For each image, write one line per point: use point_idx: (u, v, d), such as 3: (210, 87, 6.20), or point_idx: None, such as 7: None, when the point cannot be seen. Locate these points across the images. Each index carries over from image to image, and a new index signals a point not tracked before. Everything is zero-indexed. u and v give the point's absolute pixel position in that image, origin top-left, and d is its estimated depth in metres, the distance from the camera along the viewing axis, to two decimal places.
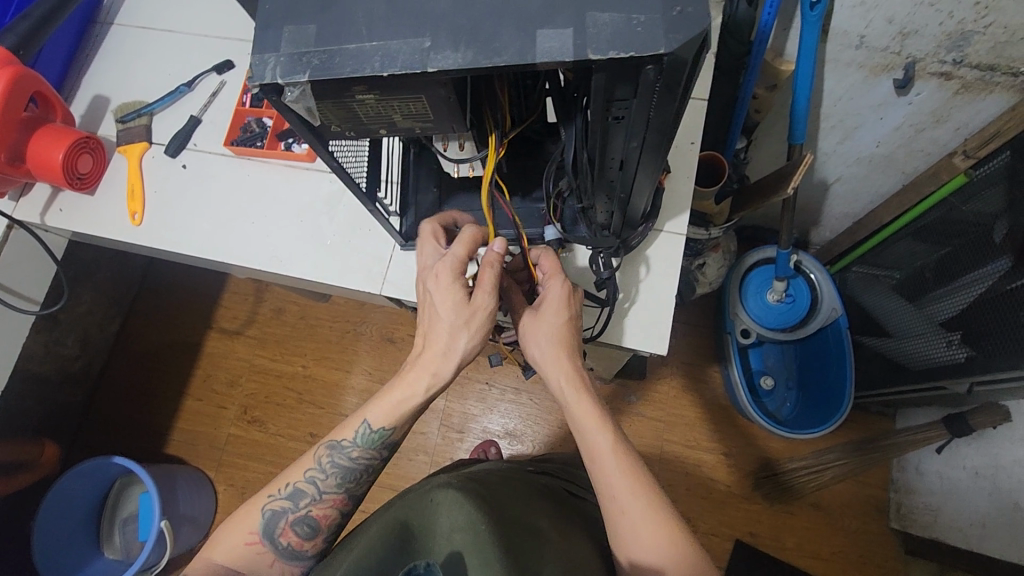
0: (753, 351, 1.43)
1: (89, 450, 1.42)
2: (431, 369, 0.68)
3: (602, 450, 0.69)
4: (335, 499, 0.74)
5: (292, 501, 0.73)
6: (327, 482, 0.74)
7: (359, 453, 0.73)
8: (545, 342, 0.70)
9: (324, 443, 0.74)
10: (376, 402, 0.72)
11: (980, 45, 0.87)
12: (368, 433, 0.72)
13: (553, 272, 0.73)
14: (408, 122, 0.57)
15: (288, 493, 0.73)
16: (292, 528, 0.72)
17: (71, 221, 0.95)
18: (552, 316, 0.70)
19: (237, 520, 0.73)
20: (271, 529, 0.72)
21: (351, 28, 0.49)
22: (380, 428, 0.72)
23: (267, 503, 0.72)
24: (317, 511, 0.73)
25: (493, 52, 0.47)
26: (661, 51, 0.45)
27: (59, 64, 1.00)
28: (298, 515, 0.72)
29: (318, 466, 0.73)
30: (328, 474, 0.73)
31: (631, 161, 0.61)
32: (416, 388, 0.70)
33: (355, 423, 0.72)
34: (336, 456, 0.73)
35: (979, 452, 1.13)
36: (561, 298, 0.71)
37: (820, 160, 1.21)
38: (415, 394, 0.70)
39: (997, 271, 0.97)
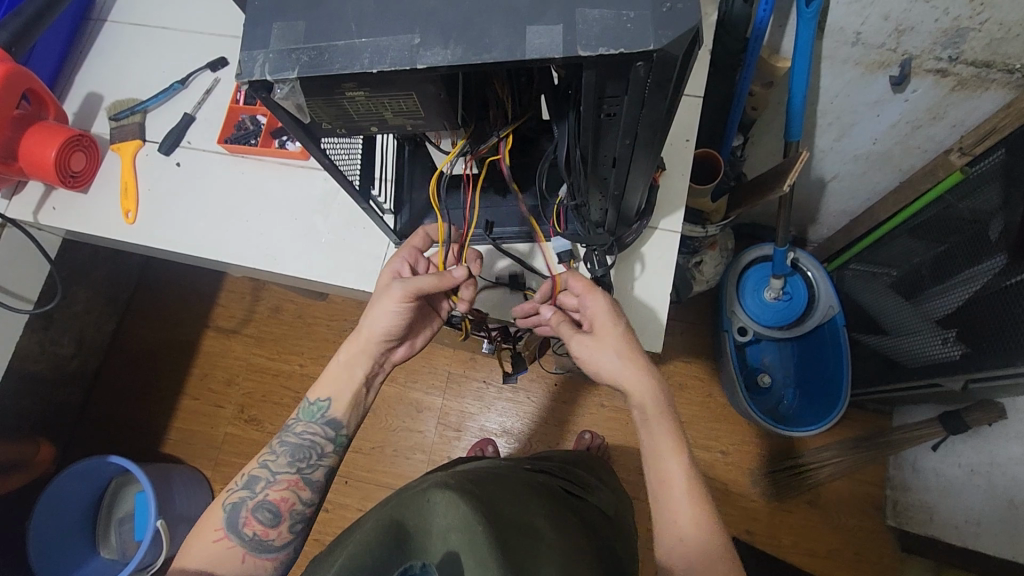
0: (750, 348, 1.43)
1: (85, 449, 1.41)
2: (351, 333, 0.78)
3: (663, 452, 0.71)
4: (290, 481, 0.75)
5: (249, 489, 0.74)
6: (279, 463, 0.76)
7: (305, 427, 0.77)
8: (608, 360, 0.72)
9: (274, 436, 0.78)
10: (320, 379, 0.80)
11: (975, 42, 0.87)
12: (308, 406, 0.78)
13: (588, 290, 0.72)
14: (399, 119, 0.57)
15: (245, 482, 0.75)
16: (253, 515, 0.73)
17: (65, 220, 0.95)
18: (609, 338, 0.72)
19: (204, 526, 0.74)
20: (234, 520, 0.73)
21: (341, 24, 0.49)
22: (318, 398, 0.78)
23: (226, 498, 0.74)
24: (274, 494, 0.74)
25: (483, 49, 0.47)
26: (652, 48, 0.45)
27: (52, 61, 0.99)
28: (256, 500, 0.73)
29: (271, 451, 0.77)
30: (280, 455, 0.76)
31: (624, 158, 0.60)
32: (338, 353, 0.79)
33: (298, 401, 0.79)
34: (286, 438, 0.77)
35: (975, 449, 1.13)
36: (608, 314, 0.72)
37: (817, 158, 1.21)
38: (337, 360, 0.79)
39: (992, 268, 0.97)
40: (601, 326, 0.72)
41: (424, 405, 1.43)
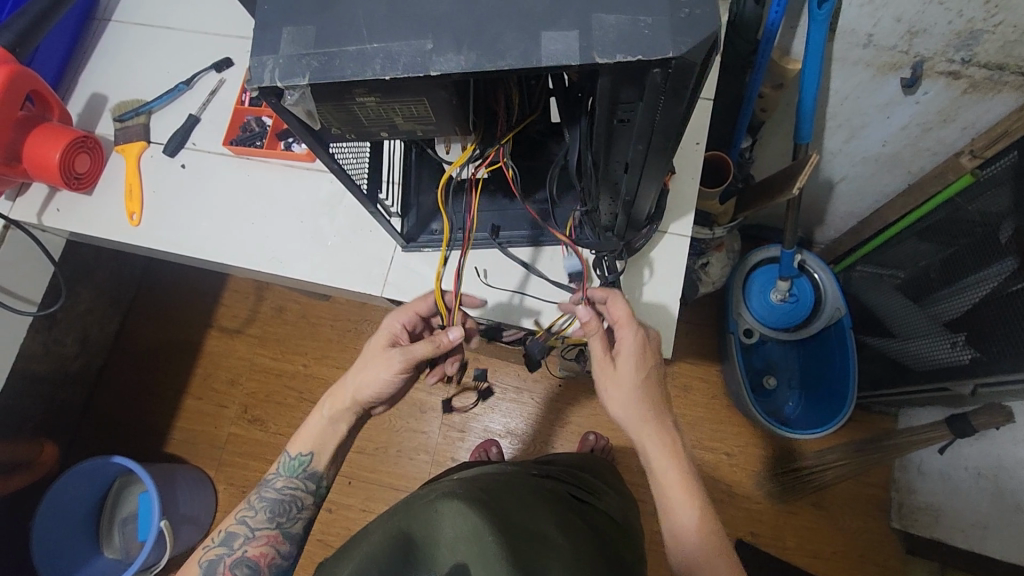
0: (756, 350, 1.42)
1: (89, 449, 1.41)
2: (334, 393, 0.77)
3: (671, 483, 0.73)
4: (269, 536, 0.75)
5: (227, 546, 0.73)
6: (258, 519, 0.75)
7: (285, 482, 0.76)
8: (626, 391, 0.72)
9: (252, 491, 0.77)
10: (300, 432, 0.79)
11: (989, 45, 0.86)
12: (289, 461, 0.77)
13: (624, 320, 0.72)
14: (410, 124, 0.56)
15: (222, 539, 0.74)
16: (232, 573, 0.72)
17: (68, 222, 0.94)
18: (633, 371, 0.72)
19: None
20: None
21: (352, 29, 0.48)
22: (299, 453, 0.77)
23: (203, 555, 0.73)
24: (252, 550, 0.73)
25: (497, 55, 0.46)
26: (669, 55, 0.44)
27: (56, 61, 0.98)
28: (234, 557, 0.72)
29: (249, 506, 0.76)
30: (258, 510, 0.75)
31: (636, 165, 0.60)
32: (320, 411, 0.78)
33: (278, 456, 0.78)
34: (265, 492, 0.76)
35: (981, 453, 1.12)
36: (638, 347, 0.72)
37: (825, 159, 1.20)
38: (320, 419, 0.78)
39: (1003, 272, 0.96)
40: (625, 358, 0.72)
41: (428, 406, 1.42)
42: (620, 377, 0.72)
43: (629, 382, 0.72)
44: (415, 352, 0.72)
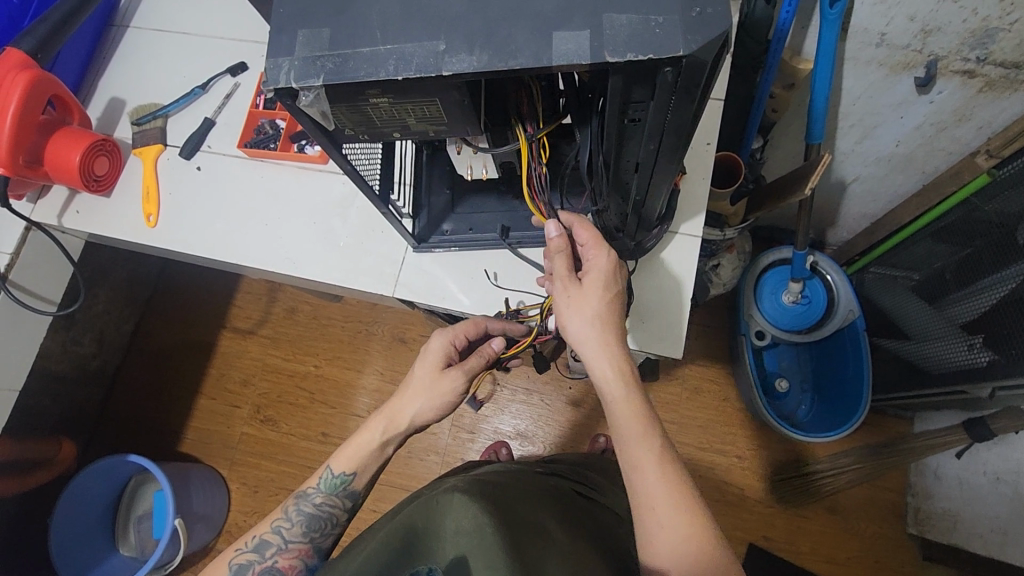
0: (768, 352, 1.41)
1: (104, 448, 1.43)
2: (390, 417, 0.74)
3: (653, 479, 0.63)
4: (300, 549, 0.75)
5: (259, 553, 0.73)
6: (292, 531, 0.75)
7: (324, 499, 0.76)
8: (580, 325, 0.67)
9: (290, 497, 0.77)
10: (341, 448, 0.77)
11: (1005, 43, 0.85)
12: (330, 478, 0.76)
13: (593, 243, 0.68)
14: (422, 125, 0.56)
15: (255, 544, 0.74)
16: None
17: (88, 224, 0.96)
18: (593, 292, 0.67)
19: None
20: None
21: (366, 31, 0.49)
22: (343, 473, 0.75)
23: (235, 557, 0.73)
24: (282, 561, 0.74)
25: (509, 55, 0.46)
26: (680, 53, 0.44)
27: (76, 66, 1.00)
28: (264, 565, 0.73)
29: (284, 515, 0.76)
30: (294, 523, 0.75)
31: (647, 163, 0.60)
32: (373, 431, 0.75)
33: (319, 469, 0.76)
34: (302, 505, 0.75)
35: (1001, 457, 1.11)
36: (603, 272, 0.68)
37: (838, 160, 1.19)
38: (372, 439, 0.75)
39: (1021, 273, 0.94)
40: (590, 282, 0.68)
41: None
42: (578, 303, 0.67)
43: (582, 311, 0.67)
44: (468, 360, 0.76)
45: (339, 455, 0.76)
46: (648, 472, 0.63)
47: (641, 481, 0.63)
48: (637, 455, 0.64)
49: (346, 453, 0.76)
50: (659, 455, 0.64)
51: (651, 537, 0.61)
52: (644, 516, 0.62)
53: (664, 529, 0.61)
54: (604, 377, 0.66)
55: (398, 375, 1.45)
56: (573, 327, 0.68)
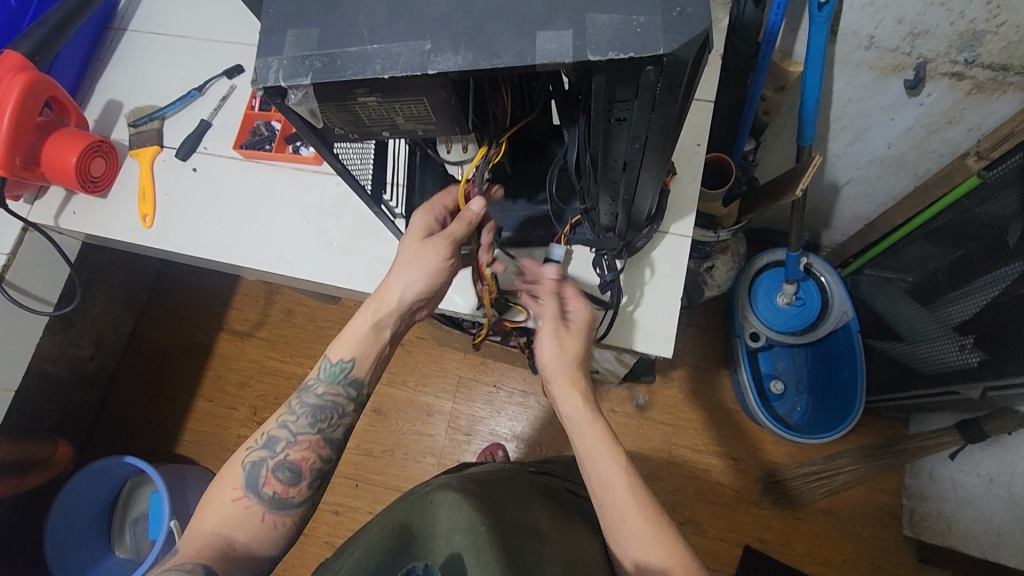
0: (763, 354, 1.41)
1: (102, 449, 1.44)
2: (378, 295, 0.73)
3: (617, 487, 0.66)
4: (311, 440, 0.73)
5: (269, 449, 0.72)
6: (299, 423, 0.73)
7: (327, 388, 0.74)
8: (554, 362, 0.72)
9: (294, 394, 0.75)
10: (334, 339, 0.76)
11: (992, 45, 0.86)
12: (329, 366, 0.75)
13: (576, 297, 0.76)
14: (411, 124, 0.57)
15: (265, 442, 0.72)
16: (274, 475, 0.71)
17: (84, 223, 0.96)
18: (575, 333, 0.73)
19: (220, 485, 0.71)
20: (254, 479, 0.70)
21: (354, 31, 0.50)
22: (341, 359, 0.74)
23: (246, 456, 0.72)
24: (294, 453, 0.72)
25: (493, 54, 0.47)
26: (661, 52, 0.45)
27: (74, 68, 1.02)
28: (277, 460, 0.71)
29: (290, 410, 0.74)
30: (300, 415, 0.74)
31: (634, 162, 0.61)
32: (363, 315, 0.74)
33: (318, 360, 0.75)
34: (306, 398, 0.74)
35: (995, 458, 1.11)
36: (585, 320, 0.74)
37: (830, 162, 1.20)
38: (364, 323, 0.74)
39: (1011, 273, 0.95)
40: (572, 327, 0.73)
41: (435, 408, 1.43)
42: (559, 339, 0.73)
43: (560, 350, 0.72)
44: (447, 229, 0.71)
45: (336, 343, 0.75)
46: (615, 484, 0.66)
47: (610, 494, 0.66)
48: (605, 471, 0.67)
49: (343, 343, 0.75)
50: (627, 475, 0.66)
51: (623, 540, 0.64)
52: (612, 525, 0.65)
53: (631, 538, 0.63)
54: (573, 409, 0.71)
55: (394, 377, 1.45)
56: (550, 361, 0.73)
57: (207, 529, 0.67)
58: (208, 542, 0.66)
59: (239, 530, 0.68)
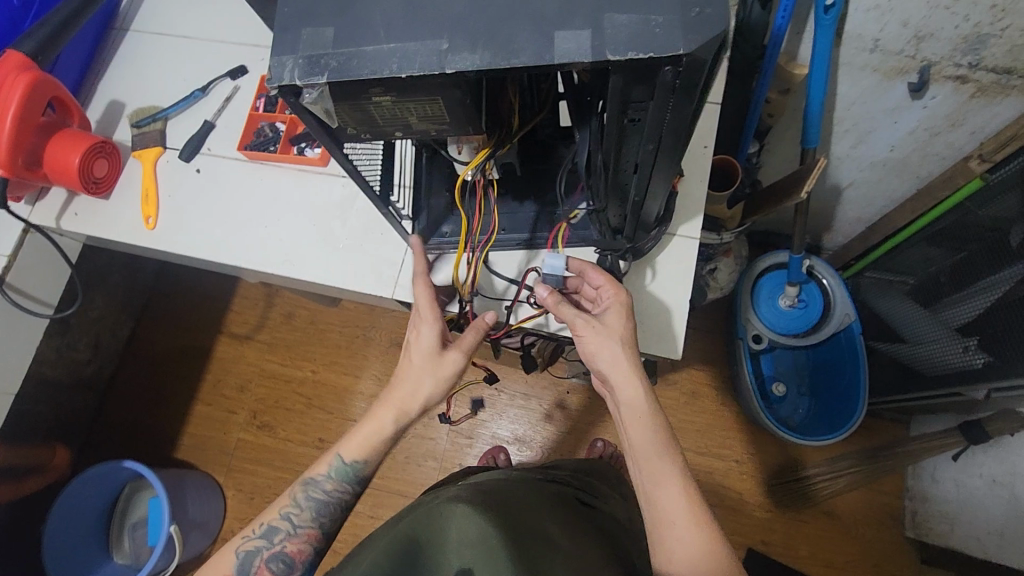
0: (766, 357, 1.41)
1: (100, 453, 1.42)
2: (401, 402, 0.73)
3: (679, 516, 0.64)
4: (309, 534, 0.75)
5: (267, 539, 0.74)
6: (302, 517, 0.75)
7: (333, 486, 0.75)
8: (606, 351, 0.70)
9: (298, 480, 0.76)
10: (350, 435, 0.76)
11: (996, 49, 0.86)
12: (340, 466, 0.75)
13: (610, 284, 0.73)
14: (424, 124, 0.57)
15: (264, 531, 0.74)
16: (267, 565, 0.73)
17: (87, 225, 0.96)
18: (618, 320, 0.71)
19: (218, 558, 0.74)
20: (247, 567, 0.73)
21: (369, 30, 0.49)
22: (352, 461, 0.75)
23: (242, 543, 0.73)
24: (291, 546, 0.75)
25: (511, 54, 0.47)
26: (680, 52, 0.45)
27: (75, 69, 1.01)
28: (272, 551, 0.74)
29: (294, 501, 0.75)
30: (303, 509, 0.75)
31: (646, 165, 0.61)
32: (385, 419, 0.74)
33: (328, 457, 0.75)
34: (311, 491, 0.75)
35: (997, 461, 1.11)
36: (621, 307, 0.72)
37: (833, 165, 1.20)
38: (383, 426, 0.74)
39: (1014, 275, 0.95)
40: (612, 316, 0.71)
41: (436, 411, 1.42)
42: (604, 329, 0.70)
43: (610, 339, 0.70)
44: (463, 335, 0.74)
45: (349, 444, 0.75)
46: (670, 486, 0.66)
47: (663, 494, 0.66)
48: (656, 465, 0.67)
49: (355, 441, 0.75)
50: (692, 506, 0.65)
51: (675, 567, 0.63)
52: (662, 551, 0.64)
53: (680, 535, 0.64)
54: (633, 404, 0.68)
55: None
56: (601, 352, 0.70)
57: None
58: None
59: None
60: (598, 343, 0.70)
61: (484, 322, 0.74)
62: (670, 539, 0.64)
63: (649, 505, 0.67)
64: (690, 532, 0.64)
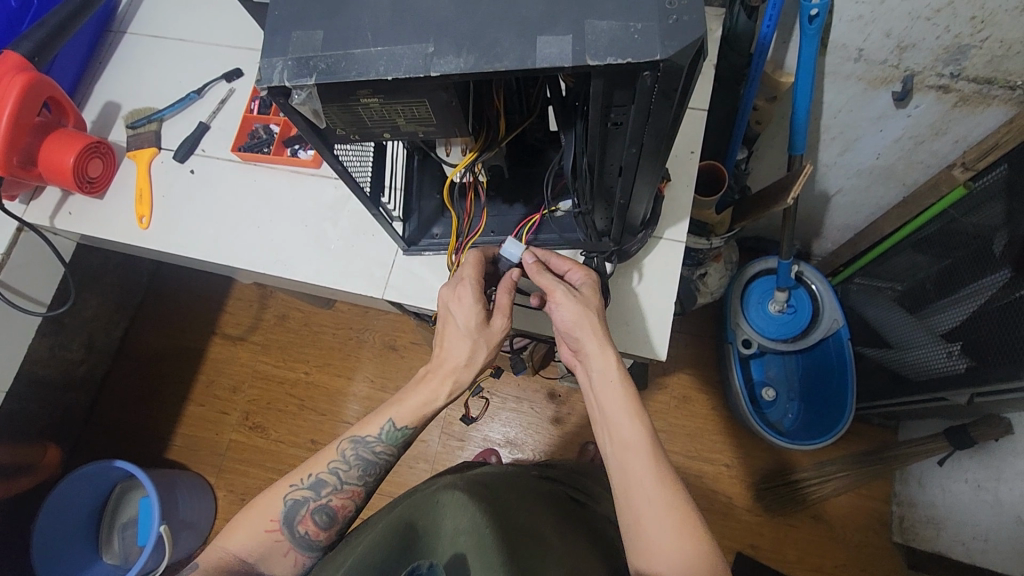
0: (755, 361, 1.41)
1: (91, 453, 1.42)
2: (456, 372, 0.72)
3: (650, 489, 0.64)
4: (354, 490, 0.74)
5: (315, 490, 0.73)
6: (349, 474, 0.74)
7: (383, 448, 0.74)
8: (582, 323, 0.69)
9: (347, 436, 0.74)
10: (400, 402, 0.74)
11: (977, 59, 0.88)
12: (391, 430, 0.73)
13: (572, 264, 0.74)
14: (411, 126, 0.58)
15: (312, 483, 0.72)
16: (311, 516, 0.72)
17: (80, 224, 0.97)
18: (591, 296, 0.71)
19: (257, 509, 0.72)
20: (292, 516, 0.72)
21: (357, 33, 0.51)
22: (404, 427, 0.73)
23: (290, 492, 0.72)
24: (336, 500, 0.73)
25: (495, 57, 0.48)
26: (657, 58, 0.47)
27: (72, 70, 1.02)
28: (318, 503, 0.72)
29: (341, 457, 0.73)
30: (351, 466, 0.73)
31: (629, 168, 0.62)
32: (438, 391, 0.73)
33: (379, 420, 0.73)
34: (359, 450, 0.73)
35: (982, 465, 1.12)
36: (590, 285, 0.72)
37: (821, 172, 1.22)
38: (434, 397, 0.73)
39: (997, 282, 0.97)
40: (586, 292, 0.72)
41: None
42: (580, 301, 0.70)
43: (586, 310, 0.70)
44: (462, 271, 0.73)
45: (401, 409, 0.74)
46: (640, 451, 0.65)
47: (632, 460, 0.65)
48: (628, 435, 0.66)
49: (408, 406, 0.73)
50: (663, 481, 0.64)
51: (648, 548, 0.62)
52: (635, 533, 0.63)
53: (653, 511, 0.62)
54: (606, 378, 0.69)
55: (387, 382, 1.45)
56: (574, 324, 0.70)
57: (231, 549, 0.69)
58: (228, 564, 0.67)
59: (262, 556, 0.71)
60: (572, 314, 0.70)
61: (512, 280, 0.72)
62: (639, 504, 0.63)
63: (619, 472, 0.66)
64: (660, 499, 0.63)
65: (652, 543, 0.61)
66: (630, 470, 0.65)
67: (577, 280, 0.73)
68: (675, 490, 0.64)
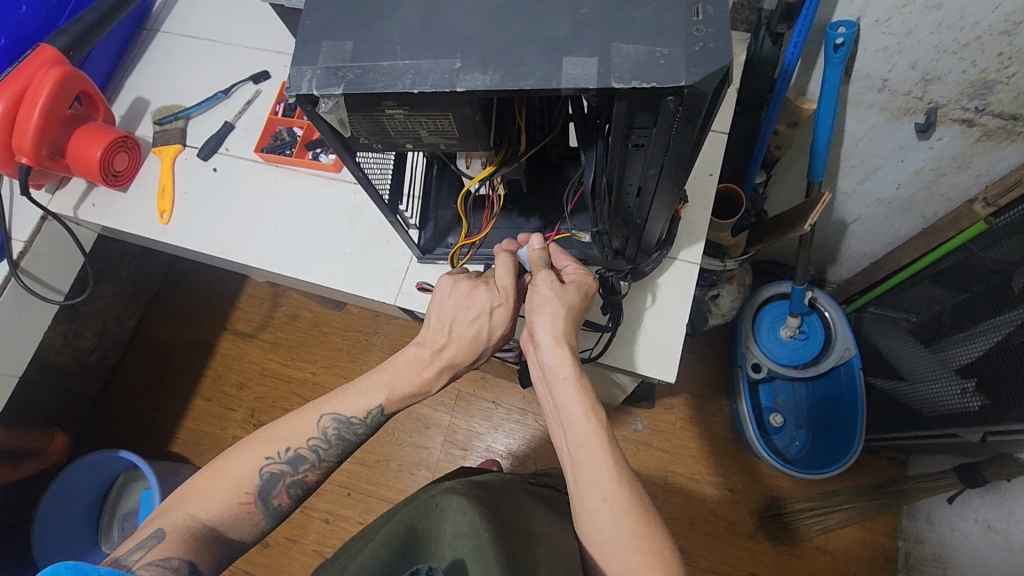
0: (763, 387, 1.40)
1: (98, 441, 1.44)
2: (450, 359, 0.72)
3: (601, 491, 0.62)
4: (329, 466, 0.75)
5: (292, 465, 0.72)
6: (327, 452, 0.74)
7: (364, 430, 0.74)
8: (546, 312, 0.68)
9: (328, 414, 0.73)
10: (390, 386, 0.73)
11: (1003, 95, 0.88)
12: (377, 414, 0.74)
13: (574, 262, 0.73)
14: (434, 138, 0.59)
15: (290, 458, 0.72)
16: (287, 491, 0.72)
17: (102, 217, 0.99)
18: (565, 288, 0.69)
19: (227, 479, 0.70)
20: (268, 490, 0.71)
21: (387, 47, 0.52)
22: (391, 412, 0.74)
23: (266, 465, 0.71)
24: (312, 476, 0.74)
25: (520, 76, 0.49)
26: (683, 83, 0.47)
27: (105, 66, 1.04)
28: (295, 478, 0.72)
29: (321, 435, 0.73)
30: (331, 444, 0.73)
31: (648, 187, 0.63)
32: (425, 373, 0.72)
33: (368, 404, 0.73)
34: (342, 429, 0.73)
35: (992, 505, 1.10)
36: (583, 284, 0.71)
37: (839, 200, 1.22)
38: (427, 376, 0.72)
39: (1015, 320, 0.95)
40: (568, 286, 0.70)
41: (433, 421, 1.43)
42: (552, 296, 0.69)
43: (555, 303, 0.68)
44: (498, 279, 0.71)
45: (392, 394, 0.73)
46: (593, 449, 0.64)
47: (586, 458, 0.64)
48: (581, 431, 0.65)
49: (400, 391, 0.73)
50: (617, 482, 0.62)
51: (608, 556, 0.61)
52: (597, 542, 0.62)
53: (607, 514, 0.61)
54: (558, 369, 0.66)
55: None
56: (539, 316, 0.68)
57: (203, 518, 0.68)
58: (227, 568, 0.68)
59: (229, 526, 0.69)
60: (541, 305, 0.68)
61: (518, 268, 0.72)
62: (593, 504, 0.62)
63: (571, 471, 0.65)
64: (614, 499, 0.62)
65: (607, 544, 0.61)
66: (583, 467, 0.64)
67: (571, 277, 0.72)
68: (627, 490, 0.62)
